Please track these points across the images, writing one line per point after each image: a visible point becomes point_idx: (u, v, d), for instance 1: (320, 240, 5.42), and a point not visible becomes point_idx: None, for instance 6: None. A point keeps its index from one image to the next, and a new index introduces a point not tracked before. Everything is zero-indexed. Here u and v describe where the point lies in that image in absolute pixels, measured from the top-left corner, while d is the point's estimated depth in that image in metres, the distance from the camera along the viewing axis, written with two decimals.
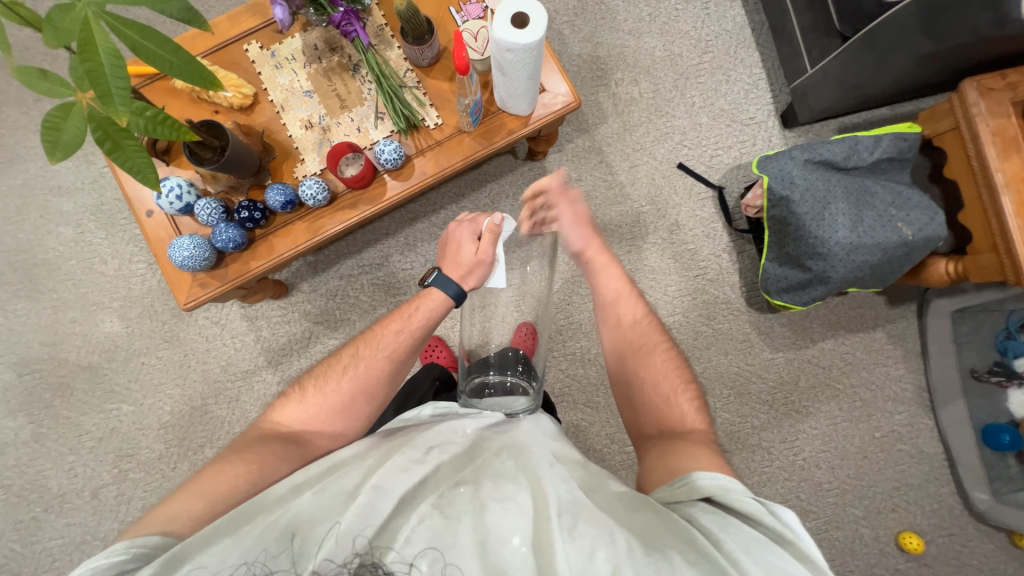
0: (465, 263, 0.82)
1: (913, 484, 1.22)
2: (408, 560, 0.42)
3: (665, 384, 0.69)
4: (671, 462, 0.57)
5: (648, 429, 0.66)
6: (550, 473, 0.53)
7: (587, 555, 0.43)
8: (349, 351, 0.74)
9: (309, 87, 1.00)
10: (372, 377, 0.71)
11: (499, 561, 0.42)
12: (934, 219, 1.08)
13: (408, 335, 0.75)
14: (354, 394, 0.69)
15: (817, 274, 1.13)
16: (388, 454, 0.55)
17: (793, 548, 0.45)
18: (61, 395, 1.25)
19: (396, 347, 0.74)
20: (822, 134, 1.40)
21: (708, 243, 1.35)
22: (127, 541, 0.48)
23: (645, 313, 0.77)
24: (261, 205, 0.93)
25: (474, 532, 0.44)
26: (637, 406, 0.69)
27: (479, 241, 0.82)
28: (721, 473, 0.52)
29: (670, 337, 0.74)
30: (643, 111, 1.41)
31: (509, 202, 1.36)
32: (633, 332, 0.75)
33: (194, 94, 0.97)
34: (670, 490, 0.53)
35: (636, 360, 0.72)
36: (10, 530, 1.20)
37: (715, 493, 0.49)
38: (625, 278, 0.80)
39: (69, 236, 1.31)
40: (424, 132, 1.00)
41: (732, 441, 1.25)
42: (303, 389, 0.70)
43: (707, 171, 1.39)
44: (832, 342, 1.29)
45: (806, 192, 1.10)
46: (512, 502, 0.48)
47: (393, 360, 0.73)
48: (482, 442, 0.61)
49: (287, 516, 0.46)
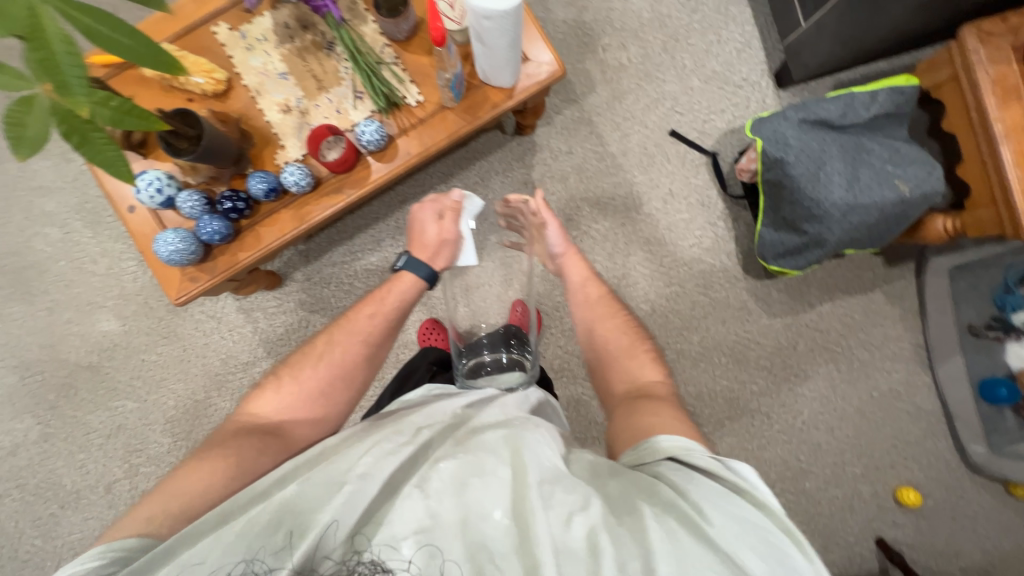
0: (430, 242, 0.86)
1: (911, 440, 1.24)
2: (400, 551, 0.44)
3: (626, 344, 0.75)
4: (638, 419, 0.58)
5: (615, 387, 0.70)
6: (530, 438, 0.53)
7: (564, 521, 0.44)
8: (324, 338, 0.75)
9: (283, 69, 0.97)
10: (349, 362, 0.72)
11: (482, 533, 0.45)
12: (932, 174, 1.06)
13: (383, 317, 0.78)
14: (332, 379, 0.71)
15: (813, 237, 1.12)
16: (370, 436, 0.55)
17: (750, 497, 0.46)
18: (66, 396, 1.26)
19: (372, 331, 0.76)
20: (817, 92, 1.36)
21: (703, 211, 1.33)
22: (103, 545, 0.48)
23: (606, 291, 0.84)
24: (244, 195, 0.92)
25: (460, 510, 0.46)
26: (606, 374, 0.72)
27: (442, 220, 0.87)
28: (682, 436, 0.53)
29: (628, 307, 0.81)
30: (632, 77, 1.37)
31: (499, 179, 1.33)
32: (597, 303, 0.80)
33: (164, 82, 0.94)
34: (636, 453, 0.53)
35: (601, 326, 0.78)
36: (29, 528, 1.23)
37: (680, 454, 0.50)
38: (588, 262, 0.87)
39: (57, 236, 1.29)
40: (406, 110, 0.97)
41: (731, 407, 1.26)
42: (278, 378, 0.70)
43: (700, 137, 1.35)
44: (830, 305, 1.29)
45: (801, 153, 1.07)
46: (493, 475, 0.49)
47: (370, 343, 0.75)
48: (467, 414, 0.61)
49: (273, 508, 0.47)
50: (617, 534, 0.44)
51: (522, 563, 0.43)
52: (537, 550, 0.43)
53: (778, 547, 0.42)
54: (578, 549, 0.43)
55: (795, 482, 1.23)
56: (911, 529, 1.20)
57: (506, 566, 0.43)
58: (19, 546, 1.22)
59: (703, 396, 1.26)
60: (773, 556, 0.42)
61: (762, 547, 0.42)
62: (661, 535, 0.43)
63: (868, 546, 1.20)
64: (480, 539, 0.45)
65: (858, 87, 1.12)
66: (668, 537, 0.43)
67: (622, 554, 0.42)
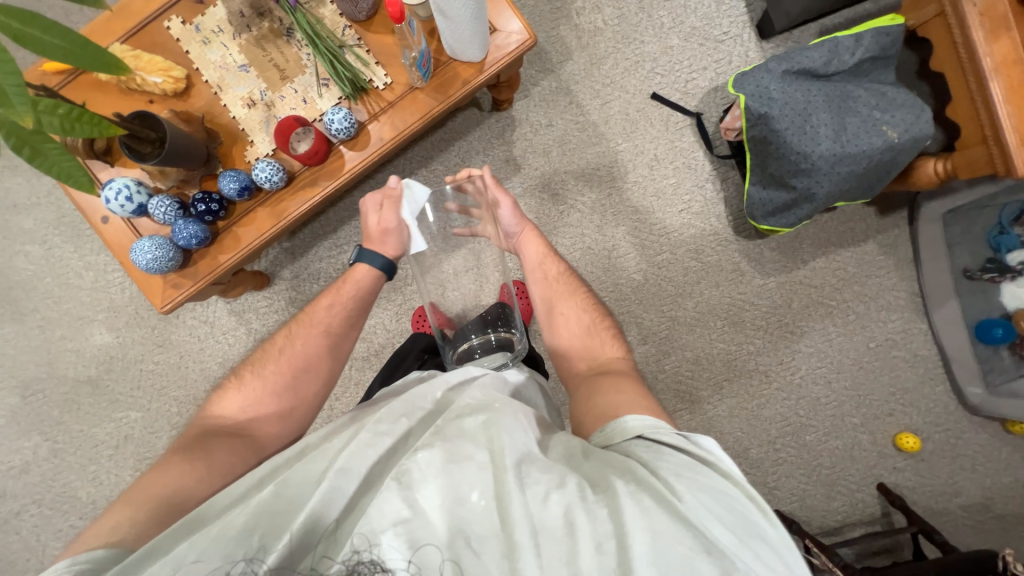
0: (372, 232, 0.86)
1: (909, 387, 1.25)
2: (392, 551, 0.43)
3: (586, 322, 0.78)
4: (599, 397, 0.63)
5: (576, 364, 0.74)
6: (509, 423, 0.53)
7: (541, 500, 0.46)
8: (281, 334, 0.78)
9: (243, 61, 0.93)
10: (309, 354, 0.75)
11: (460, 518, 0.45)
12: (921, 117, 1.02)
13: (341, 308, 0.80)
14: (294, 373, 0.74)
15: (802, 192, 1.10)
16: (351, 433, 0.56)
17: (716, 467, 0.48)
18: (69, 411, 1.27)
19: (330, 321, 0.79)
20: (801, 41, 1.31)
21: (690, 175, 1.30)
22: (68, 560, 0.48)
23: (564, 270, 0.86)
24: (217, 196, 0.90)
25: (438, 495, 0.46)
26: (568, 350, 0.76)
27: (381, 210, 0.85)
28: (650, 415, 0.55)
29: (586, 285, 0.84)
30: (609, 41, 1.32)
31: (480, 159, 1.30)
32: (555, 283, 0.82)
33: (121, 84, 0.90)
34: (605, 433, 0.55)
35: (560, 306, 0.80)
36: (51, 540, 1.23)
37: (646, 431, 0.52)
38: (547, 242, 0.87)
39: (38, 254, 1.27)
40: (374, 94, 0.93)
41: (729, 369, 1.26)
42: (240, 377, 0.73)
43: (682, 98, 1.31)
44: (823, 260, 1.28)
45: (785, 106, 1.04)
46: (471, 461, 0.49)
47: (329, 334, 0.78)
48: (447, 402, 0.62)
49: (251, 508, 0.48)
50: (594, 513, 0.45)
51: (500, 545, 0.44)
52: (515, 533, 0.44)
53: (745, 516, 0.45)
54: (556, 530, 0.44)
55: (797, 437, 1.24)
56: (912, 472, 1.22)
57: (484, 547, 0.44)
58: (45, 557, 1.22)
59: (701, 360, 1.27)
60: (740, 524, 0.44)
61: (729, 516, 0.44)
62: (636, 512, 0.44)
63: (870, 493, 1.22)
64: (459, 522, 0.45)
65: (841, 32, 1.08)
66: (642, 514, 0.44)
67: (599, 533, 0.44)
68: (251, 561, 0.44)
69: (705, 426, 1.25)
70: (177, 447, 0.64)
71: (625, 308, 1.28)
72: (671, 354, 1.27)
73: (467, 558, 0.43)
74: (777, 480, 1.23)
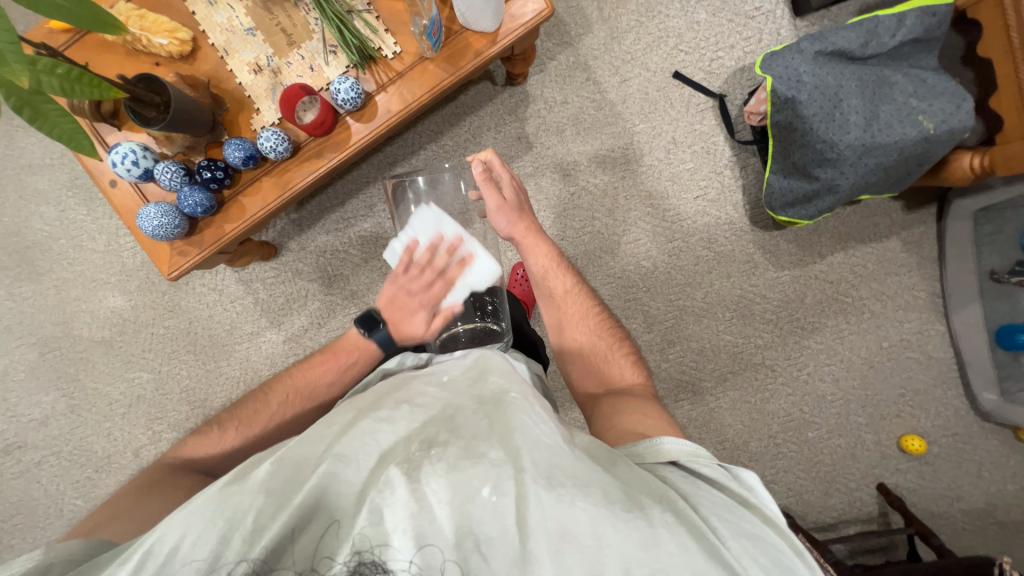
0: (411, 334, 0.84)
1: (920, 389, 1.22)
2: (398, 551, 0.43)
3: (601, 346, 0.81)
4: (625, 416, 0.66)
5: (592, 387, 0.77)
6: (525, 419, 0.53)
7: (566, 504, 0.45)
8: (278, 397, 0.77)
9: (250, 24, 0.91)
10: (300, 425, 0.77)
11: (470, 516, 0.45)
12: (961, 107, 0.95)
13: (339, 388, 0.80)
14: (277, 437, 0.75)
15: (825, 183, 1.04)
16: (356, 419, 0.57)
17: (757, 510, 0.49)
18: (85, 368, 1.31)
19: (329, 396, 0.80)
20: (839, 20, 1.23)
21: (708, 160, 1.25)
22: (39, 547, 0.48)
23: (573, 283, 0.87)
24: (221, 163, 0.89)
25: (447, 490, 0.46)
26: (585, 371, 0.79)
27: (433, 323, 0.84)
28: (687, 440, 0.56)
29: (598, 302, 0.86)
30: (632, 14, 1.25)
31: (491, 135, 1.27)
32: (567, 302, 0.84)
33: (128, 45, 0.89)
34: (637, 451, 0.56)
35: (571, 328, 0.83)
36: (69, 490, 1.29)
37: (682, 458, 0.54)
38: (552, 253, 0.86)
39: (52, 215, 1.29)
40: (382, 63, 0.90)
41: (735, 361, 1.24)
42: (224, 428, 0.74)
43: (706, 79, 1.25)
44: (842, 255, 1.24)
45: (814, 90, 0.98)
46: (483, 457, 0.48)
47: (323, 407, 0.79)
48: (454, 390, 0.63)
49: (249, 485, 0.49)
50: (626, 533, 0.43)
51: (512, 550, 0.44)
52: (530, 541, 0.44)
53: (791, 569, 0.45)
54: (581, 538, 0.43)
55: (800, 433, 1.23)
56: (915, 475, 1.20)
57: (496, 548, 0.44)
58: (64, 505, 1.28)
59: (706, 351, 1.25)
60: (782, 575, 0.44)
61: (769, 563, 0.45)
62: (673, 547, 0.43)
63: (870, 492, 1.20)
64: (467, 521, 0.44)
65: (883, 11, 1.01)
66: (679, 548, 0.43)
67: (627, 555, 0.43)
68: (239, 553, 0.44)
69: (706, 418, 1.24)
70: (140, 484, 0.66)
71: (632, 295, 1.25)
72: (675, 344, 1.25)
73: (475, 560, 0.43)
74: (775, 474, 1.22)
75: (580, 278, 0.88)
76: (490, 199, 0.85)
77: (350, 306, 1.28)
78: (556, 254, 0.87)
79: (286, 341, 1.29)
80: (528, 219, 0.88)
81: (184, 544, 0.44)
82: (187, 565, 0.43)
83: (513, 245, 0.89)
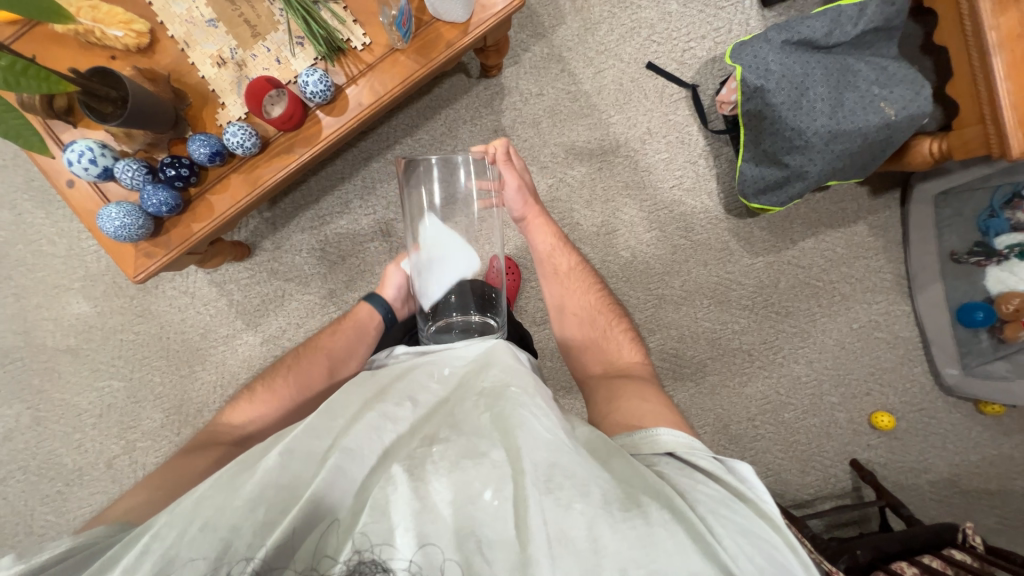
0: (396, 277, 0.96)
1: (888, 367, 1.27)
2: (399, 550, 0.42)
3: (600, 323, 0.84)
4: (623, 402, 0.66)
5: (594, 365, 0.78)
6: (526, 416, 0.53)
7: (564, 507, 0.44)
8: (295, 353, 0.83)
9: (211, 15, 0.88)
10: (312, 372, 0.79)
11: (472, 517, 0.44)
12: (920, 94, 0.98)
13: (344, 334, 0.85)
14: (294, 387, 0.77)
15: (795, 170, 1.07)
16: (360, 413, 0.57)
17: (754, 505, 0.50)
18: (50, 379, 1.25)
19: (338, 344, 0.84)
20: (804, 10, 1.26)
21: (682, 150, 1.27)
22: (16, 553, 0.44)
23: (576, 262, 0.92)
24: (186, 161, 0.85)
25: (449, 491, 0.45)
26: (587, 350, 0.81)
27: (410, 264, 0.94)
28: (683, 432, 0.58)
29: (597, 280, 0.90)
30: (604, 4, 1.26)
31: (467, 128, 1.26)
32: (569, 278, 0.88)
33: (80, 38, 0.85)
34: (633, 441, 0.58)
35: (571, 306, 0.86)
36: (39, 505, 1.23)
37: (679, 448, 0.55)
38: (557, 234, 0.92)
39: (7, 219, 1.23)
40: (352, 55, 0.88)
41: (713, 347, 1.27)
42: (253, 391, 0.78)
43: (678, 69, 1.26)
44: (813, 241, 1.27)
45: (782, 78, 1.01)
46: (485, 457, 0.48)
47: (332, 355, 0.82)
48: (455, 386, 0.62)
49: (254, 479, 0.48)
50: (623, 533, 0.44)
51: (512, 552, 0.43)
52: (530, 544, 0.43)
53: (784, 565, 0.45)
54: (578, 540, 0.43)
55: (776, 414, 1.26)
56: (885, 450, 1.25)
57: (497, 552, 0.43)
58: (34, 521, 1.23)
59: (686, 337, 1.27)
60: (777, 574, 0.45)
61: (764, 562, 0.45)
62: (671, 545, 0.44)
63: (844, 468, 1.25)
64: (468, 523, 0.44)
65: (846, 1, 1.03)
66: (676, 546, 0.44)
67: (624, 555, 0.43)
68: (244, 552, 0.43)
69: (687, 403, 1.27)
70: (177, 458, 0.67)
71: (612, 285, 1.27)
72: (656, 332, 1.27)
73: (477, 561, 0.42)
74: (755, 455, 1.26)
75: (580, 259, 0.93)
76: (510, 181, 0.89)
77: (329, 304, 1.26)
78: (560, 235, 0.92)
79: (263, 342, 1.26)
80: (538, 203, 0.94)
81: (190, 532, 0.44)
82: (185, 565, 0.42)
83: (521, 225, 0.94)
